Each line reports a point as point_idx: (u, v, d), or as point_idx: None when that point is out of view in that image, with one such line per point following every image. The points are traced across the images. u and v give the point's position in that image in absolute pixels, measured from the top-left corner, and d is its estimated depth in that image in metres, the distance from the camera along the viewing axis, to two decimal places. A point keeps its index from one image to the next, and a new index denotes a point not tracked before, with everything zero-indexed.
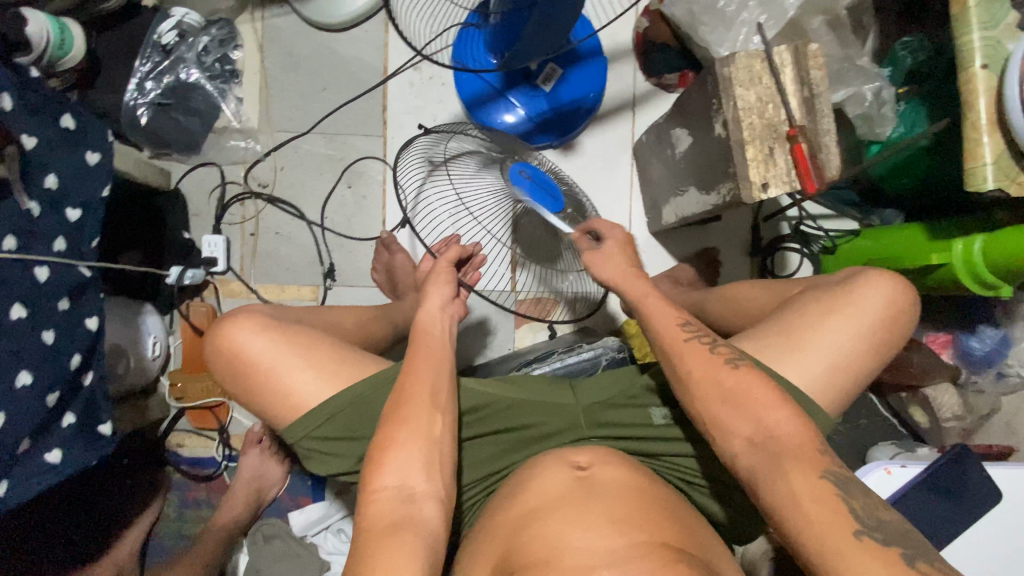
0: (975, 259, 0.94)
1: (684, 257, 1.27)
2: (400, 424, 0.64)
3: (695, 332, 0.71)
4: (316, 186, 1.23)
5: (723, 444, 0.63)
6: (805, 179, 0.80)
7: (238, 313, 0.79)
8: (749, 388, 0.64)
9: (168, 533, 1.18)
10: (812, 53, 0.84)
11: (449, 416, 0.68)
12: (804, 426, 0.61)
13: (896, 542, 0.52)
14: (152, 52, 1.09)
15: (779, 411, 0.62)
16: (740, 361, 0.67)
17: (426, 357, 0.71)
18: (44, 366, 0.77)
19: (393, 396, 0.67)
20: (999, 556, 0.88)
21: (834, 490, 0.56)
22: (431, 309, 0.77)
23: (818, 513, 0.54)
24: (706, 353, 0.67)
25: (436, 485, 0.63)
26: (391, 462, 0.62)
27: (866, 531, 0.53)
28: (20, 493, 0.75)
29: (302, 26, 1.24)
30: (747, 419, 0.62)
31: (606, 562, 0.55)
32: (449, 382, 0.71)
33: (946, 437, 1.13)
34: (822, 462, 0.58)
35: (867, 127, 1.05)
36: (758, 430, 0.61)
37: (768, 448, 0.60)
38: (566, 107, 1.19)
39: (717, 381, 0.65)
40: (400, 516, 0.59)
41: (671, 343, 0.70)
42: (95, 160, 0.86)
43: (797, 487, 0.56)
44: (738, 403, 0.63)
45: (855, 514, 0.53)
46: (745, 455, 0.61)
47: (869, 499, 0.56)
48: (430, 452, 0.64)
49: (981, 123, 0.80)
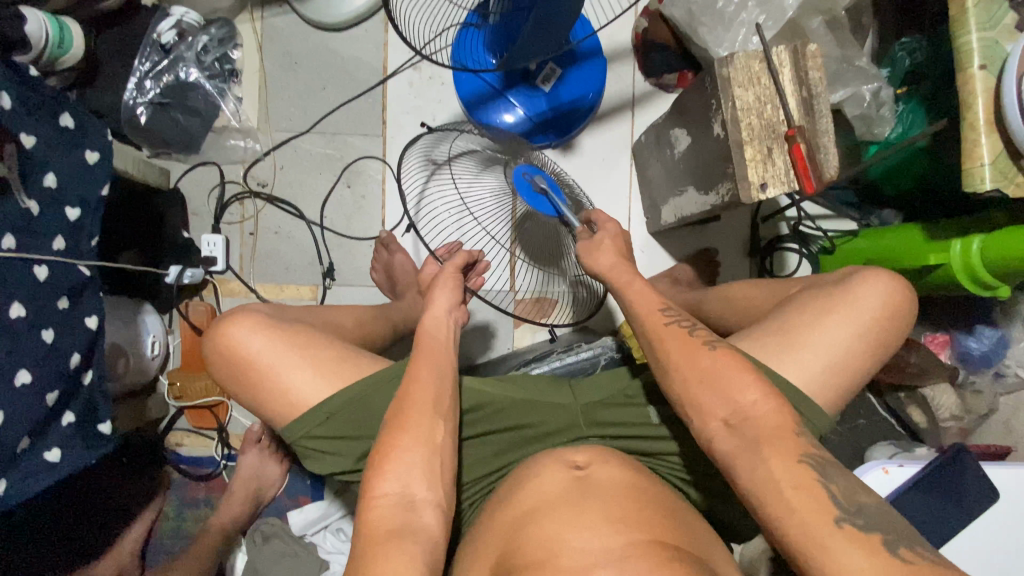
0: (973, 260, 0.94)
1: (683, 258, 1.27)
2: (402, 431, 0.64)
3: (675, 316, 0.71)
4: (315, 186, 1.23)
5: (698, 425, 0.63)
6: (802, 179, 0.81)
7: (236, 312, 0.79)
8: (725, 369, 0.64)
9: (168, 534, 1.17)
10: (811, 53, 0.84)
11: (451, 423, 0.68)
12: (780, 407, 0.61)
13: (877, 529, 0.52)
14: (151, 51, 1.10)
15: (760, 392, 0.62)
16: (719, 343, 0.67)
17: (428, 363, 0.71)
18: (43, 366, 0.77)
19: (395, 402, 0.67)
20: (997, 555, 0.89)
21: (812, 475, 0.55)
22: (438, 312, 0.77)
23: (800, 501, 0.54)
24: (696, 344, 0.67)
25: (437, 492, 0.63)
26: (393, 469, 0.62)
27: (846, 517, 0.53)
28: (20, 491, 0.75)
29: (301, 26, 1.24)
30: (722, 399, 0.62)
31: (603, 562, 0.56)
32: (452, 388, 0.70)
33: (943, 437, 1.13)
34: (796, 445, 0.58)
35: (863, 127, 1.07)
36: (734, 411, 0.61)
37: (744, 431, 0.59)
38: (564, 108, 1.20)
39: (695, 362, 0.65)
40: (399, 524, 0.59)
41: (653, 329, 0.69)
42: (95, 160, 0.86)
43: (775, 472, 0.56)
44: (717, 383, 0.63)
45: (834, 501, 0.53)
46: (721, 439, 0.61)
47: (850, 483, 0.56)
48: (432, 460, 0.64)
49: (979, 124, 0.80)
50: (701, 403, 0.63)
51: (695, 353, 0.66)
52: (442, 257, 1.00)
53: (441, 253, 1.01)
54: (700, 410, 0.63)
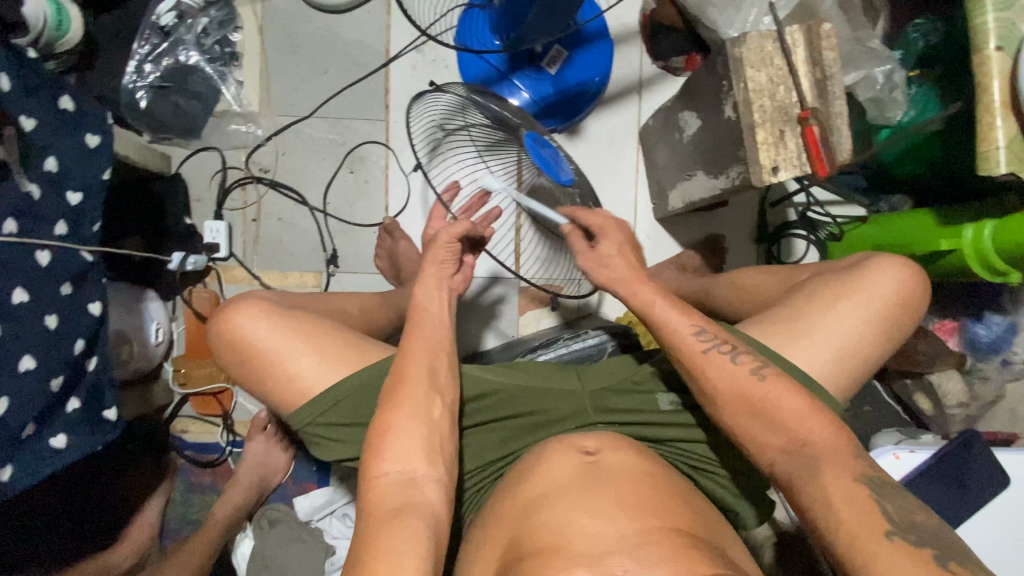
0: (985, 247, 0.92)
1: (690, 244, 1.26)
2: (399, 409, 0.64)
3: (712, 340, 0.68)
4: (317, 171, 1.22)
5: (756, 448, 0.64)
6: (816, 163, 0.79)
7: (241, 299, 0.78)
8: (779, 399, 0.64)
9: (176, 517, 1.19)
10: (827, 33, 0.82)
11: (448, 398, 0.68)
12: (839, 431, 0.62)
13: (928, 545, 0.52)
14: (150, 34, 1.10)
15: (814, 418, 0.63)
16: (766, 370, 0.66)
17: (422, 338, 0.70)
18: (47, 353, 0.76)
19: (391, 378, 0.67)
20: (1006, 542, 0.88)
21: (869, 493, 0.57)
22: (429, 288, 0.76)
23: (848, 513, 0.55)
24: (746, 375, 0.65)
25: (438, 469, 0.63)
26: (393, 449, 0.62)
27: (898, 531, 0.53)
28: (25, 477, 0.75)
29: (301, 6, 1.22)
30: (779, 431, 0.63)
31: (618, 548, 0.55)
32: (447, 362, 0.70)
33: (950, 424, 1.13)
34: (857, 464, 0.59)
35: (876, 110, 1.05)
36: (792, 439, 0.62)
37: (806, 451, 0.61)
38: (571, 90, 1.18)
39: (746, 396, 0.65)
40: (402, 501, 0.59)
41: (689, 356, 0.67)
42: (96, 144, 0.84)
43: (832, 492, 0.57)
44: (768, 415, 0.64)
45: (887, 516, 0.54)
46: (782, 462, 0.62)
47: (905, 502, 0.56)
48: (431, 435, 0.64)
49: (995, 106, 0.79)
50: (754, 433, 0.64)
51: (742, 385, 0.65)
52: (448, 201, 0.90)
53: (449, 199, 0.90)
54: (755, 428, 0.64)
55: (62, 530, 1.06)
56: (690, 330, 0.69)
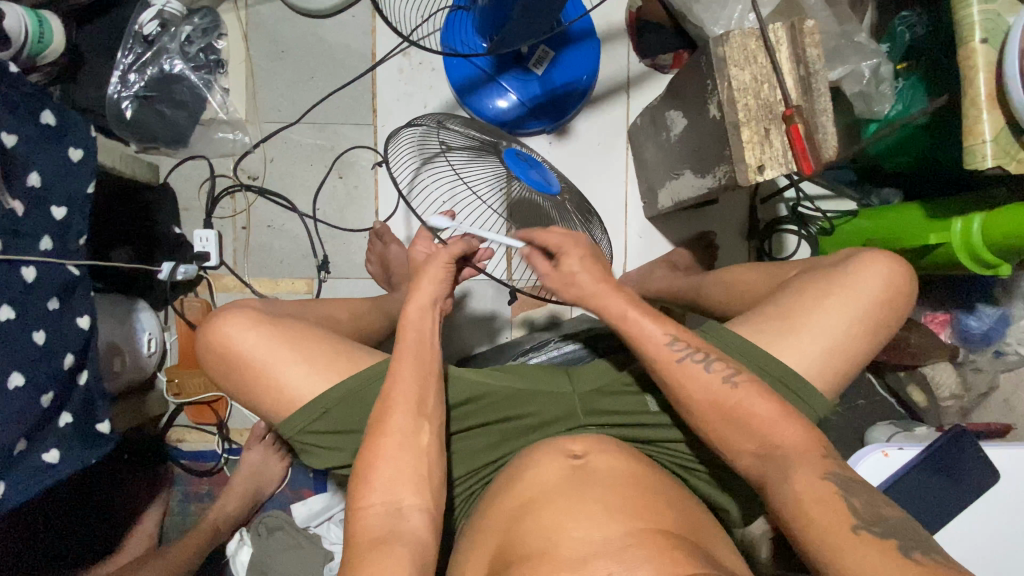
0: (973, 239, 0.92)
1: (681, 241, 1.26)
2: (387, 439, 0.65)
3: (687, 349, 0.69)
4: (306, 177, 1.22)
5: (737, 446, 0.64)
6: (801, 160, 0.79)
7: (230, 307, 0.78)
8: (751, 407, 0.64)
9: (174, 526, 1.18)
10: (809, 29, 0.81)
11: (436, 424, 0.68)
12: (808, 433, 0.63)
13: (892, 536, 0.52)
14: (133, 44, 1.08)
15: (785, 424, 0.63)
16: (738, 377, 0.66)
17: (410, 362, 0.70)
18: (36, 369, 0.76)
19: (377, 406, 0.67)
20: (1000, 536, 0.89)
21: (834, 491, 0.57)
22: (413, 308, 0.75)
23: (817, 512, 0.55)
24: (716, 381, 0.66)
25: (424, 496, 0.64)
26: (378, 480, 0.63)
27: (864, 526, 0.53)
28: (20, 492, 0.75)
29: (287, 12, 1.21)
30: (749, 436, 0.63)
31: (602, 552, 0.55)
32: (435, 387, 0.70)
33: (943, 417, 1.13)
34: (823, 464, 0.60)
35: (863, 105, 1.05)
36: (761, 443, 0.63)
37: (774, 458, 0.61)
38: (559, 91, 1.17)
39: (720, 405, 0.65)
40: (386, 530, 0.60)
41: (664, 365, 0.68)
42: (79, 157, 0.84)
43: (798, 488, 0.58)
44: (742, 423, 0.64)
45: (853, 510, 0.54)
46: (753, 468, 0.63)
47: (871, 498, 0.57)
48: (419, 464, 0.65)
49: (980, 99, 0.78)
50: (727, 439, 0.64)
51: (726, 384, 0.66)
52: (436, 231, 0.87)
53: (436, 227, 0.87)
54: (746, 427, 0.64)
55: (61, 539, 1.08)
56: (663, 339, 0.69)
